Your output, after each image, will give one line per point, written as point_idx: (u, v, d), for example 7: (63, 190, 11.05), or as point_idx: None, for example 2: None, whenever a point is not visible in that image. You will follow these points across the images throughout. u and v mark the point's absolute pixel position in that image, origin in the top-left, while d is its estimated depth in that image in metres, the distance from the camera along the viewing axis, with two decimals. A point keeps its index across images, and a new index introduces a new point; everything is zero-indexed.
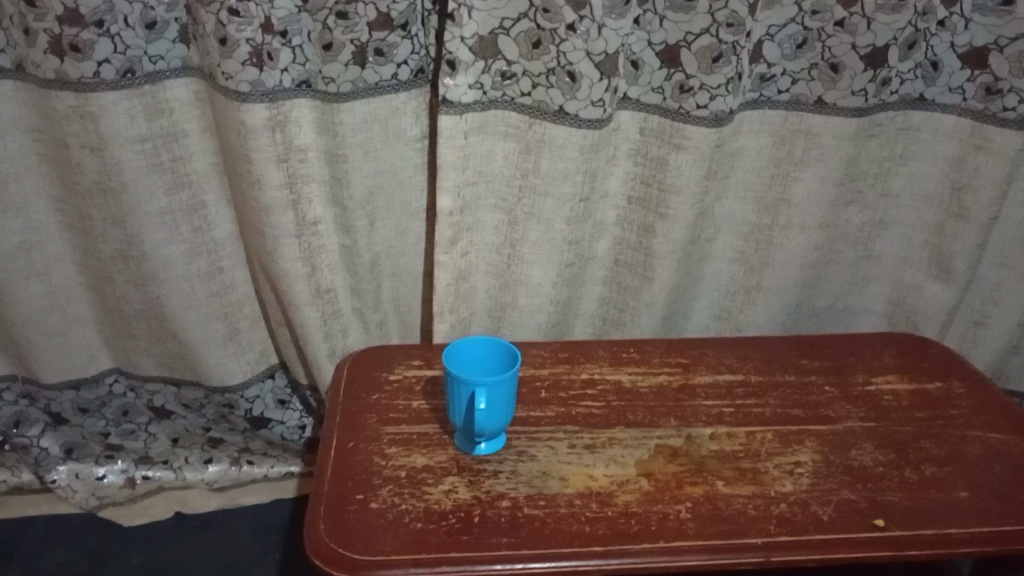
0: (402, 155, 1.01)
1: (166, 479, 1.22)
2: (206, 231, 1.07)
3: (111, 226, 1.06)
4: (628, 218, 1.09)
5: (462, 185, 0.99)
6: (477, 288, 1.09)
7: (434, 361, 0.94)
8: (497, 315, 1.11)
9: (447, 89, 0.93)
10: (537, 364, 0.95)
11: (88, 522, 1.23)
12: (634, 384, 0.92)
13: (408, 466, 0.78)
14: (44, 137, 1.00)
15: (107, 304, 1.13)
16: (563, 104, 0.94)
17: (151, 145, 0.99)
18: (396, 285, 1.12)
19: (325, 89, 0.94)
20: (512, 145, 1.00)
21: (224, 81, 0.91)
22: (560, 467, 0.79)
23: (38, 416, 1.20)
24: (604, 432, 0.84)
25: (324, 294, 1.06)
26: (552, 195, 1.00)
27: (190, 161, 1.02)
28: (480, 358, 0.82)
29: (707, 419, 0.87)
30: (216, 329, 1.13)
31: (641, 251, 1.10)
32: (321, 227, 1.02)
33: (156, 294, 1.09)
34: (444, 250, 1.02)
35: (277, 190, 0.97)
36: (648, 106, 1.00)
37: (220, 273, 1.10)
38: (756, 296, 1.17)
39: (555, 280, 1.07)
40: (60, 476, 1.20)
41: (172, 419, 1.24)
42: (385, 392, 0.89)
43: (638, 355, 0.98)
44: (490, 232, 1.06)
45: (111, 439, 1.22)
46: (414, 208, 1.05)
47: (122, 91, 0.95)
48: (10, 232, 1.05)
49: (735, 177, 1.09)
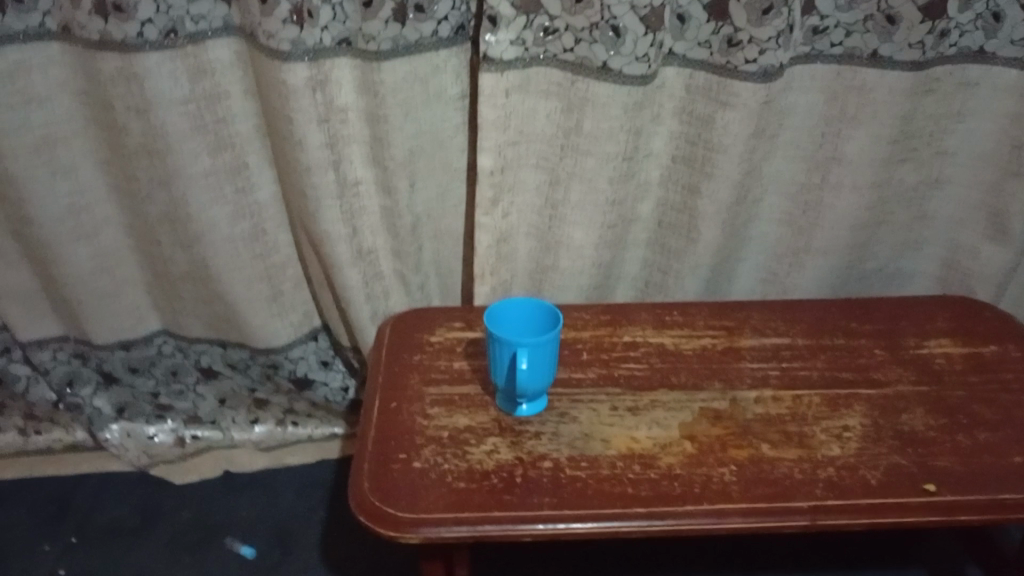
0: (443, 114, 1.00)
1: (213, 439, 1.27)
2: (249, 193, 1.07)
3: (156, 189, 1.07)
4: (672, 178, 1.07)
5: (504, 145, 0.98)
6: (519, 250, 1.07)
7: (475, 324, 0.94)
8: (539, 277, 1.09)
9: (487, 46, 0.91)
10: (578, 326, 0.95)
11: (137, 477, 1.26)
12: (677, 346, 0.91)
13: (450, 427, 0.79)
14: (90, 101, 1.01)
15: (154, 266, 1.15)
16: (607, 60, 0.91)
17: (194, 107, 0.99)
18: (436, 247, 1.11)
19: (365, 48, 0.92)
20: (554, 104, 0.97)
21: (265, 40, 0.90)
22: (603, 429, 0.78)
23: (90, 375, 1.23)
24: (647, 394, 0.83)
25: (366, 255, 1.06)
26: (595, 154, 0.99)
27: (233, 123, 1.02)
28: (521, 319, 0.81)
29: (753, 382, 0.86)
30: (260, 291, 1.14)
31: (686, 213, 1.08)
32: (361, 188, 1.02)
33: (202, 256, 1.11)
34: (484, 212, 1.02)
35: (318, 150, 0.97)
36: (695, 62, 0.97)
37: (264, 234, 1.10)
38: (805, 259, 1.14)
39: (597, 242, 1.06)
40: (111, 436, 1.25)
41: (219, 380, 1.25)
42: (427, 353, 0.90)
43: (681, 318, 0.96)
44: (532, 193, 1.03)
45: (161, 399, 1.25)
46: (454, 168, 1.04)
47: (165, 52, 0.95)
48: (61, 194, 1.07)
49: (784, 136, 1.05)
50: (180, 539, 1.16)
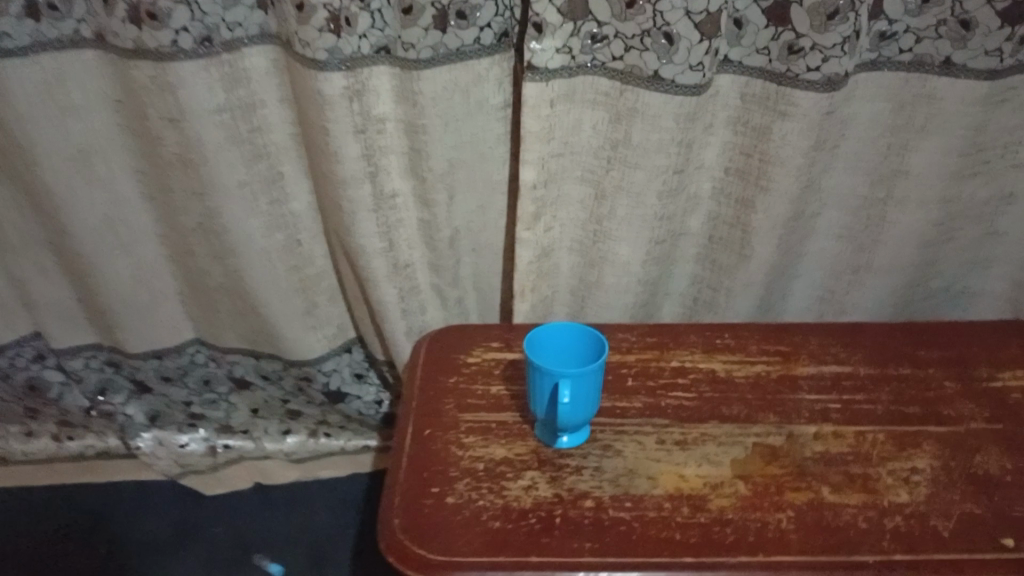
0: (484, 125, 0.95)
1: (246, 449, 1.24)
2: (285, 204, 1.05)
3: (192, 199, 1.04)
4: (724, 191, 1.01)
5: (547, 157, 0.93)
6: (560, 265, 1.03)
7: (513, 344, 0.91)
8: (581, 294, 1.06)
9: (532, 54, 0.86)
10: (622, 350, 0.90)
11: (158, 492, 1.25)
12: (728, 373, 0.86)
13: (486, 458, 0.75)
14: (126, 108, 0.99)
15: (189, 276, 1.13)
16: (658, 69, 0.86)
17: (229, 116, 0.97)
18: (475, 261, 1.07)
19: (404, 56, 0.88)
20: (601, 114, 0.92)
21: (301, 49, 0.87)
22: (648, 465, 0.74)
23: (123, 384, 1.23)
24: (696, 427, 0.78)
25: (403, 269, 1.03)
26: (644, 166, 0.93)
27: (268, 132, 0.99)
28: (564, 342, 0.76)
29: (811, 415, 0.80)
30: (296, 302, 1.12)
31: (738, 229, 1.02)
32: (398, 201, 0.99)
33: (236, 268, 1.09)
34: (525, 227, 0.96)
35: (355, 161, 0.94)
36: (752, 69, 0.92)
37: (299, 247, 1.08)
38: (864, 277, 1.08)
39: (645, 258, 1.01)
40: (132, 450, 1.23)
41: (251, 391, 1.23)
42: (463, 375, 0.86)
43: (732, 341, 0.91)
44: (576, 206, 0.99)
45: (193, 408, 1.24)
46: (494, 180, 1.00)
47: (200, 61, 0.92)
48: (96, 204, 1.06)
49: (845, 148, 0.98)
50: (213, 556, 1.15)
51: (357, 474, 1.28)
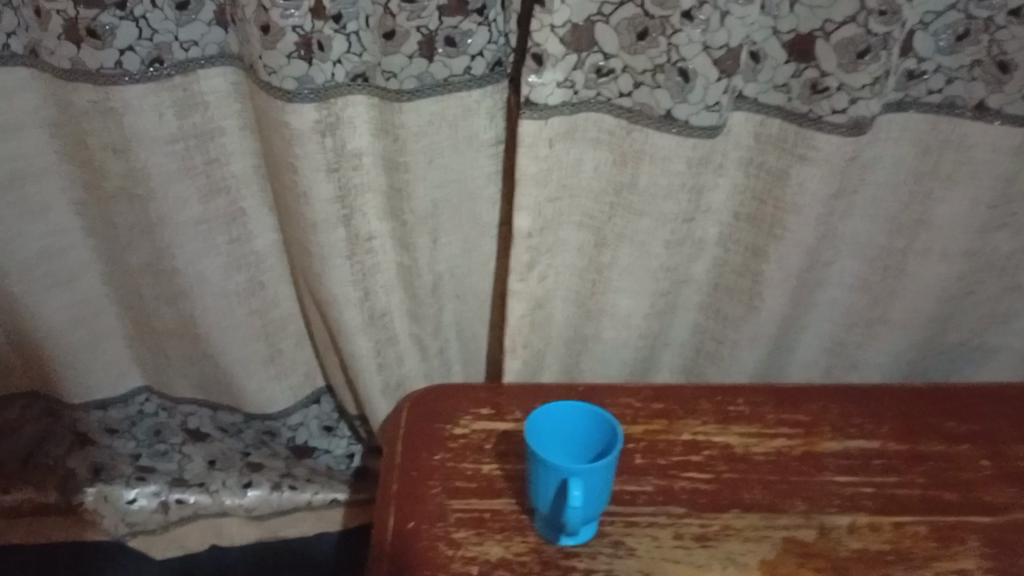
0: (473, 162, 0.85)
1: (201, 504, 1.10)
2: (246, 242, 0.93)
3: (142, 238, 0.92)
4: (733, 236, 0.91)
5: (543, 202, 0.83)
6: (554, 315, 0.93)
7: (505, 412, 0.80)
8: (576, 349, 0.97)
9: (530, 89, 0.76)
10: (627, 419, 0.81)
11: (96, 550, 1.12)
12: (746, 450, 0.77)
13: (480, 560, 0.65)
14: (65, 134, 0.86)
15: (136, 319, 1.01)
16: (671, 108, 0.76)
17: (183, 146, 0.85)
18: (460, 308, 0.97)
19: (385, 86, 0.78)
20: (604, 155, 0.83)
21: (266, 76, 0.75)
22: (666, 568, 0.65)
23: (64, 434, 1.10)
24: (716, 518, 0.70)
25: (378, 319, 0.93)
26: (651, 214, 0.84)
27: (228, 163, 0.88)
28: (568, 419, 0.67)
29: (843, 504, 0.71)
30: (257, 351, 1.01)
31: (747, 277, 0.93)
32: (375, 244, 0.88)
33: (190, 313, 0.97)
34: (518, 278, 0.86)
35: (328, 203, 0.83)
36: (768, 107, 0.82)
37: (261, 288, 0.97)
38: (879, 330, 1.00)
39: (648, 312, 0.92)
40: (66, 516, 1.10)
41: (208, 442, 1.12)
42: (449, 451, 0.76)
43: (747, 409, 0.82)
44: (573, 253, 0.89)
45: (142, 460, 1.10)
46: (483, 224, 0.90)
47: (149, 84, 0.80)
48: (30, 239, 0.92)
49: (865, 193, 0.89)
50: None
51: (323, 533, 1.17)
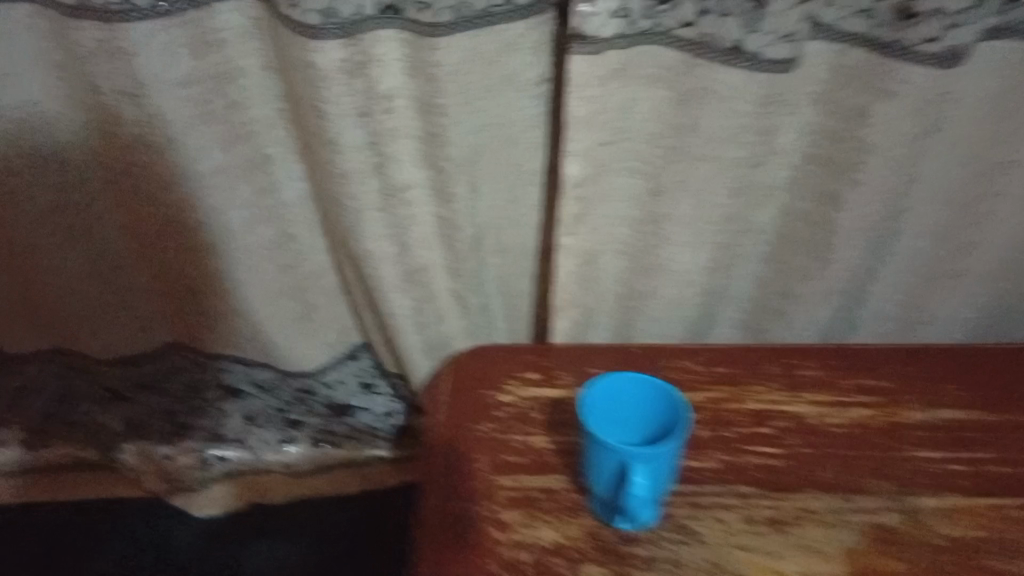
0: (515, 105, 0.76)
1: (241, 460, 1.07)
2: (272, 192, 0.87)
3: (164, 189, 0.86)
4: (801, 181, 0.81)
5: (596, 146, 0.75)
6: (605, 272, 0.86)
7: (555, 375, 0.74)
8: (628, 306, 0.90)
9: (581, 20, 0.66)
10: (687, 385, 0.74)
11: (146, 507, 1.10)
12: (821, 422, 0.70)
13: (531, 546, 0.60)
14: (74, 78, 0.79)
15: (162, 275, 0.95)
16: (739, 40, 0.68)
17: (200, 88, 0.78)
18: (501, 263, 0.89)
19: (417, 19, 0.69)
20: (662, 93, 0.73)
21: (285, 10, 0.68)
22: (736, 557, 0.59)
23: (93, 392, 1.06)
24: (790, 499, 0.63)
25: (417, 276, 0.87)
26: (714, 160, 0.78)
27: (248, 108, 0.81)
28: (610, 393, 0.61)
29: (930, 483, 0.65)
30: (289, 306, 0.97)
31: (818, 227, 0.84)
32: (412, 194, 0.81)
33: (216, 268, 0.92)
34: (567, 232, 0.80)
35: (357, 151, 0.78)
36: (847, 36, 0.70)
37: (292, 243, 0.91)
38: (960, 282, 0.90)
39: (707, 265, 0.87)
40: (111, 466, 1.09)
41: (245, 399, 1.07)
42: (495, 422, 0.70)
43: (819, 374, 0.75)
44: (626, 204, 0.81)
45: (179, 417, 1.07)
46: (527, 171, 0.81)
47: (159, 21, 0.73)
48: (48, 187, 0.88)
49: (945, 131, 0.76)
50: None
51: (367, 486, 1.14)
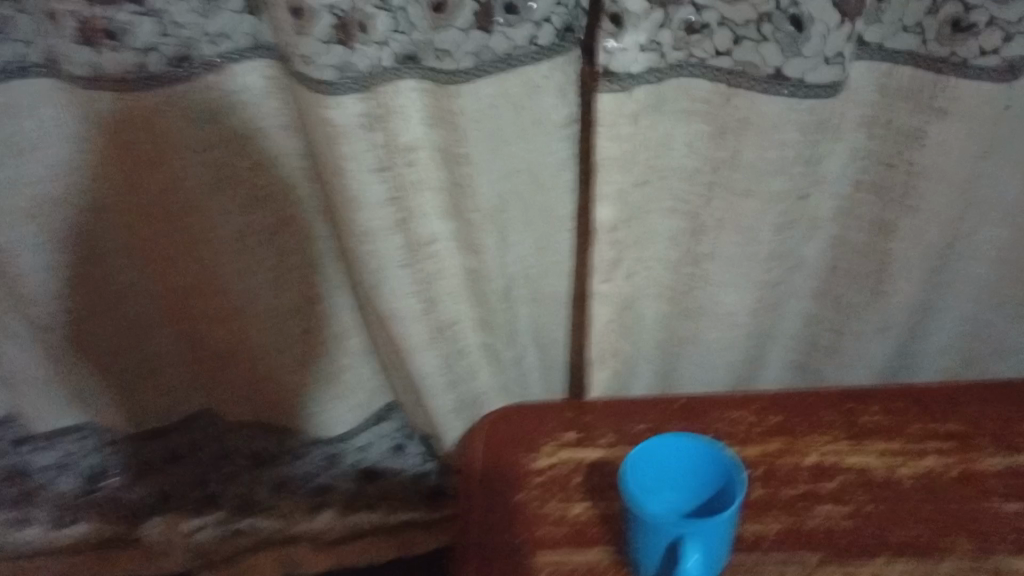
0: (543, 149, 0.73)
1: (274, 526, 1.10)
2: (295, 251, 0.85)
3: (190, 255, 0.85)
4: (851, 210, 0.76)
5: (630, 187, 0.71)
6: (645, 315, 0.82)
7: (594, 435, 0.70)
8: (671, 351, 0.85)
9: (610, 56, 0.63)
10: (740, 439, 0.69)
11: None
12: (892, 472, 0.65)
13: None
14: (93, 149, 0.77)
15: (189, 343, 0.93)
16: (780, 66, 0.63)
17: (219, 151, 0.77)
18: (536, 311, 0.85)
19: (438, 66, 0.67)
20: (698, 127, 0.70)
21: (301, 66, 0.65)
22: None
23: (125, 464, 1.04)
24: (865, 564, 0.58)
25: (447, 330, 0.83)
26: (757, 195, 0.72)
27: (271, 168, 0.79)
28: (662, 460, 0.58)
29: (1019, 539, 0.60)
30: (317, 370, 0.94)
31: (872, 258, 0.78)
32: (437, 248, 0.78)
33: (244, 334, 0.90)
34: (603, 277, 0.75)
35: (381, 208, 0.74)
36: (896, 53, 0.66)
37: (318, 303, 0.89)
38: None
39: (754, 306, 0.81)
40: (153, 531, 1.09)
41: (275, 465, 1.05)
42: (532, 490, 0.67)
43: (885, 419, 0.69)
44: (664, 244, 0.77)
45: (209, 487, 1.07)
46: (559, 217, 0.78)
47: (177, 87, 0.71)
48: (73, 262, 0.85)
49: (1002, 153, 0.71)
50: None
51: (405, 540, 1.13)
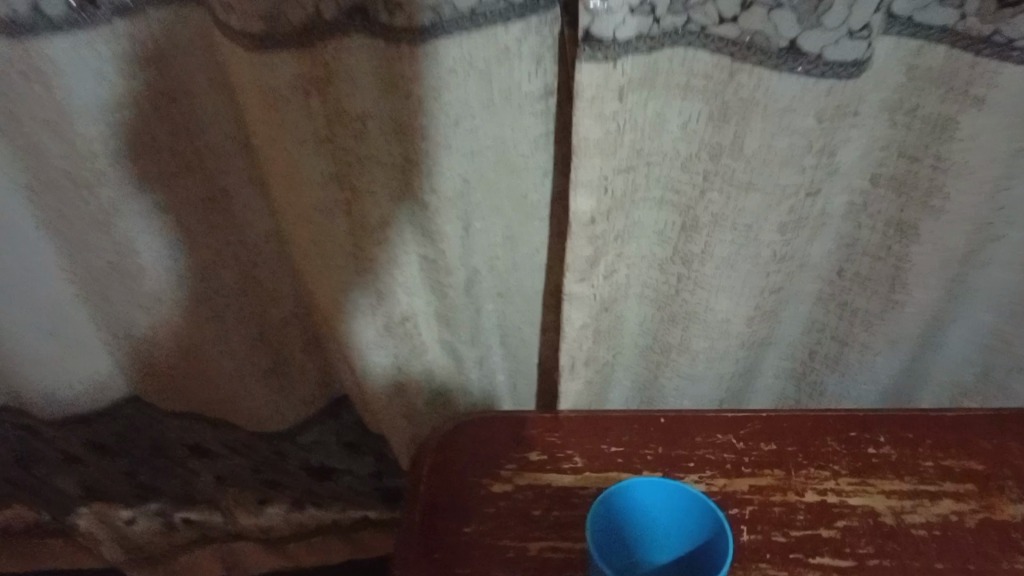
0: (516, 124, 0.62)
1: (212, 522, 1.02)
2: (230, 228, 0.74)
3: (100, 229, 0.72)
4: (869, 208, 0.67)
5: (613, 174, 0.61)
6: (626, 318, 0.74)
7: (560, 454, 0.62)
8: (653, 358, 0.77)
9: (593, 18, 0.52)
10: (726, 470, 0.60)
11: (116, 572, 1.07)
12: (900, 520, 0.56)
13: None
14: None
15: (110, 328, 0.81)
16: (795, 38, 0.53)
17: (136, 113, 0.65)
18: (503, 306, 0.75)
19: (390, 23, 0.55)
20: (696, 107, 0.60)
21: (224, 17, 0.55)
22: None
23: (44, 454, 0.93)
24: None
25: (399, 324, 0.74)
26: (760, 187, 0.63)
27: (198, 133, 0.68)
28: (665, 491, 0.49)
29: None
30: (253, 362, 0.84)
31: (886, 264, 0.70)
32: (389, 232, 0.68)
33: (171, 318, 0.80)
34: (578, 278, 0.65)
35: (322, 186, 0.65)
36: (927, 29, 0.55)
37: (257, 286, 0.79)
38: None
39: (751, 312, 0.72)
40: (83, 519, 1.00)
41: (214, 458, 0.95)
42: (483, 519, 0.59)
43: (894, 453, 0.60)
44: (652, 238, 0.69)
45: (141, 479, 0.97)
46: (530, 203, 0.67)
47: (81, 33, 0.59)
48: None
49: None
50: None
51: (360, 536, 1.05)
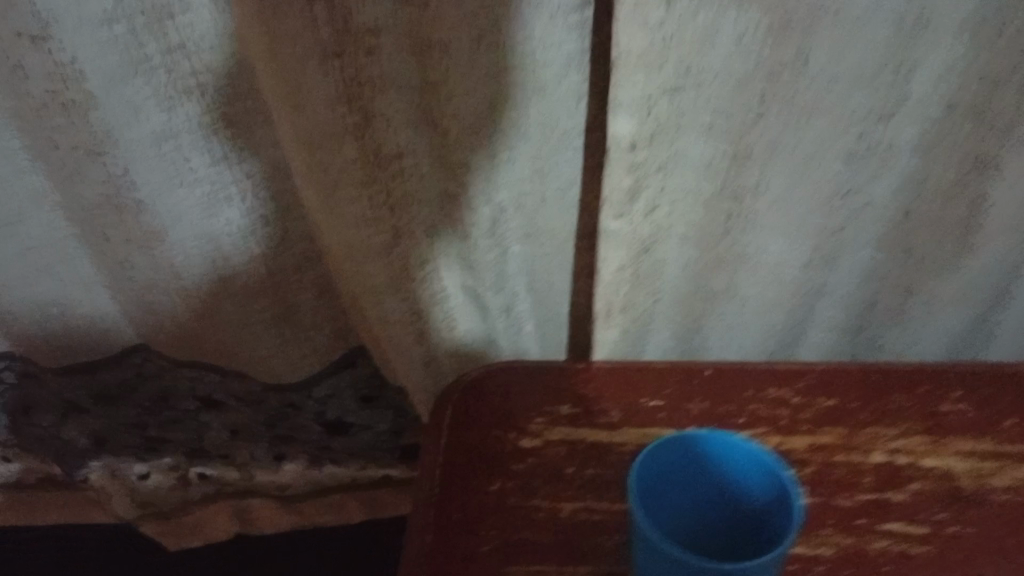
0: (545, 38, 0.55)
1: (227, 479, 0.97)
2: (235, 162, 0.69)
3: (96, 161, 0.68)
4: (948, 142, 0.59)
5: (659, 95, 0.53)
6: (667, 263, 0.64)
7: (593, 408, 0.56)
8: (696, 310, 0.69)
9: None
10: (782, 425, 0.54)
11: (106, 538, 1.04)
12: (980, 484, 0.51)
13: None
14: None
15: (111, 269, 0.77)
16: None
17: (128, 28, 0.60)
18: (528, 249, 0.68)
19: None
20: (755, 17, 0.51)
21: None
22: None
23: (49, 403, 0.90)
24: None
25: (417, 268, 0.67)
26: (826, 112, 0.56)
27: (196, 53, 0.62)
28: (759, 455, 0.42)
29: None
30: (263, 308, 0.79)
31: (962, 204, 0.63)
32: (406, 164, 0.62)
33: (173, 260, 0.75)
34: (615, 213, 0.58)
35: (330, 110, 0.58)
36: None
37: (266, 226, 0.73)
38: None
39: (807, 255, 0.65)
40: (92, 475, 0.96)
41: (225, 410, 0.90)
42: (509, 478, 0.53)
43: (971, 410, 0.55)
44: (697, 172, 0.59)
45: (150, 432, 0.93)
46: (561, 129, 0.60)
47: None
48: None
49: None
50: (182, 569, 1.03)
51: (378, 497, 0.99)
